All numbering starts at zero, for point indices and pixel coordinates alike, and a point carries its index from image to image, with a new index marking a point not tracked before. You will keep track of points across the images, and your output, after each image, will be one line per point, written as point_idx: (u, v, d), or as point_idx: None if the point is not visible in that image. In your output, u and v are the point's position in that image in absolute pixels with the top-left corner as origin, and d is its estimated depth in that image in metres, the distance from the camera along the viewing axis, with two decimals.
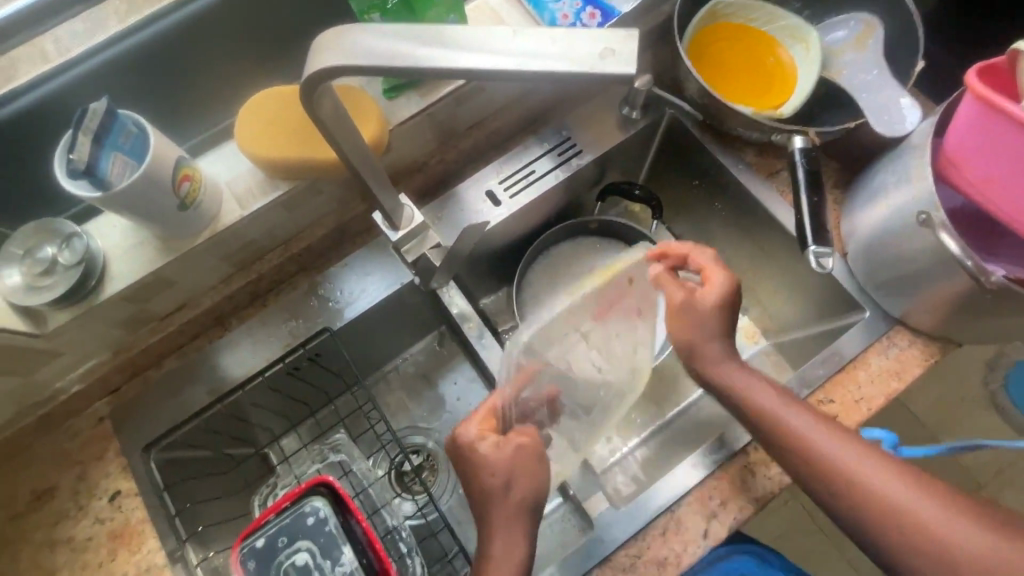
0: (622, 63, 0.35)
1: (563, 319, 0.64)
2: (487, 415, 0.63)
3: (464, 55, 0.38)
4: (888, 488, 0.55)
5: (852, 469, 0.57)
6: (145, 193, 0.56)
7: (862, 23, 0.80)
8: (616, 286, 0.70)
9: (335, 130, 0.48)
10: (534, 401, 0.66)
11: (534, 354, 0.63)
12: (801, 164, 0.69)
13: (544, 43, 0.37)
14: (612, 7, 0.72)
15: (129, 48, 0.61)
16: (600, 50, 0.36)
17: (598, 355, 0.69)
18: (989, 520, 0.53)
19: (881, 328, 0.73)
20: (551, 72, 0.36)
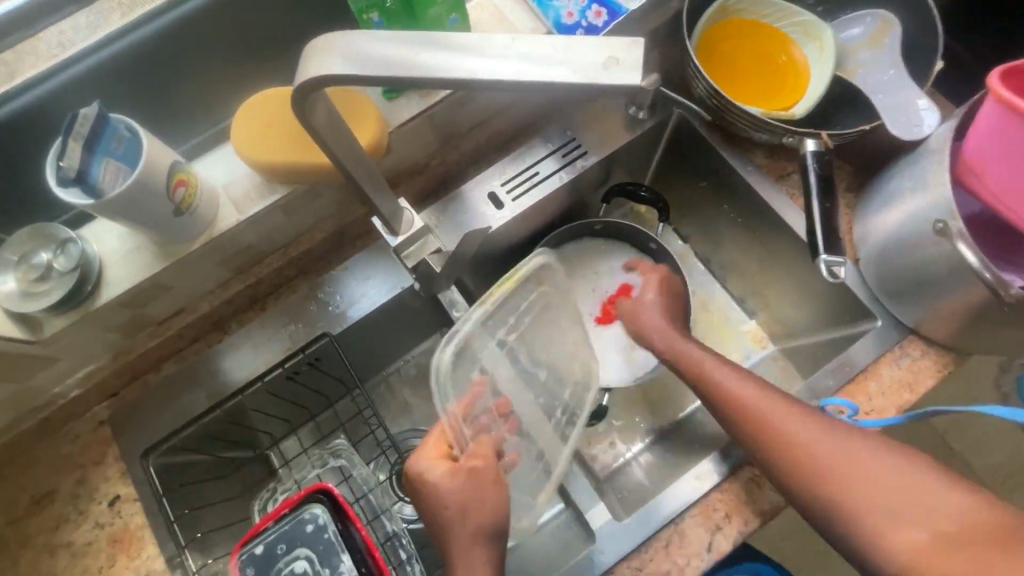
0: (627, 73, 0.33)
1: (486, 329, 0.59)
2: (439, 442, 0.59)
3: (461, 65, 0.36)
4: (818, 440, 0.56)
5: (780, 422, 0.59)
6: (138, 199, 0.54)
7: (878, 20, 0.76)
8: (528, 289, 0.62)
9: (329, 137, 0.46)
10: (485, 419, 0.61)
11: (465, 371, 0.57)
12: (813, 168, 0.67)
13: (545, 50, 0.35)
14: (619, 4, 0.70)
15: (127, 46, 0.60)
16: (603, 59, 0.34)
17: (536, 354, 0.66)
18: (924, 466, 0.53)
19: (893, 337, 0.71)
20: (552, 83, 0.34)
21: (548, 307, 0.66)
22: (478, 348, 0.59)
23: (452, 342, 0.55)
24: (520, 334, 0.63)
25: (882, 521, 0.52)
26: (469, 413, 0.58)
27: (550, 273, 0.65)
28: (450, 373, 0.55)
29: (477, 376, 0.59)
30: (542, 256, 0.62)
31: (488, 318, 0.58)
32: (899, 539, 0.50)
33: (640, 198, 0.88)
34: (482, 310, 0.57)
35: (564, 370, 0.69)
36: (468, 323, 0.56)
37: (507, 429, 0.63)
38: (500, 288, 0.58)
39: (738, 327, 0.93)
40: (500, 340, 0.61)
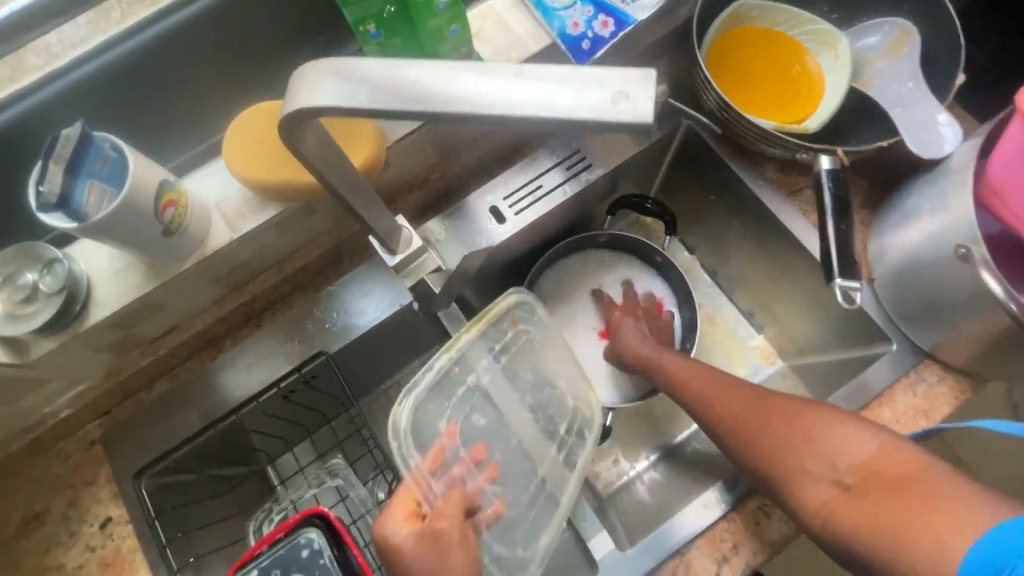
0: (638, 110, 0.31)
1: (452, 375, 0.58)
2: (407, 499, 0.52)
3: (459, 97, 0.34)
4: (743, 407, 0.63)
5: (712, 396, 0.66)
6: (124, 223, 0.52)
7: (896, 29, 0.74)
8: (501, 329, 0.63)
9: (320, 163, 0.44)
10: (457, 470, 0.57)
11: (431, 421, 0.56)
12: (828, 187, 0.64)
13: (550, 82, 0.32)
14: (625, 14, 0.67)
15: (117, 58, 0.57)
16: (613, 94, 0.31)
17: (515, 391, 0.65)
18: (842, 419, 0.58)
19: (908, 362, 0.68)
20: (558, 119, 0.32)
21: (526, 345, 0.66)
22: (445, 396, 0.58)
23: (412, 395, 0.54)
24: (490, 378, 0.63)
25: (802, 476, 0.57)
26: (438, 466, 0.55)
27: (526, 312, 0.65)
28: (412, 426, 0.54)
29: (445, 426, 0.58)
30: (513, 295, 0.63)
31: (457, 363, 0.58)
32: (816, 491, 0.56)
33: (646, 210, 0.85)
34: (449, 357, 0.57)
35: (558, 404, 0.67)
36: (433, 372, 0.56)
37: (485, 479, 0.60)
38: (469, 331, 0.58)
39: (745, 343, 0.92)
40: (472, 383, 0.61)
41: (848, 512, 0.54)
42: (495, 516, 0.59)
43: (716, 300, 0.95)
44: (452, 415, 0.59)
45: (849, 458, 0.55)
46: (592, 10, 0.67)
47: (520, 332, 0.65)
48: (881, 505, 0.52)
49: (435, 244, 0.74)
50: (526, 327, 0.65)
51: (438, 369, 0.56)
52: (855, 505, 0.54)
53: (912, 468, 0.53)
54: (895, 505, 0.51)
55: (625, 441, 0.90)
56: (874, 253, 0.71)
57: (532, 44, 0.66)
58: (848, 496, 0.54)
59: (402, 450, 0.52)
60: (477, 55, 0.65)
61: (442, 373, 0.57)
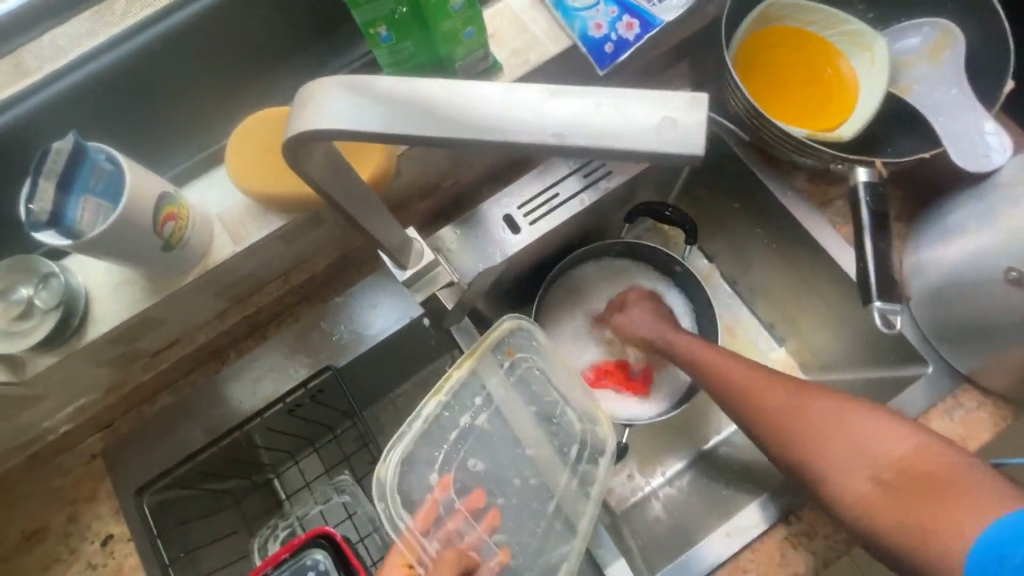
0: (687, 139, 0.28)
1: (443, 419, 0.60)
2: (400, 559, 0.55)
3: (485, 121, 0.30)
4: (777, 395, 0.61)
5: (742, 384, 0.64)
6: (121, 240, 0.50)
7: (937, 30, 0.69)
8: (495, 361, 0.63)
9: (328, 184, 0.40)
10: (452, 524, 0.59)
11: (422, 473, 0.59)
12: (865, 202, 0.61)
13: (588, 106, 0.29)
14: (652, 15, 0.63)
15: (115, 60, 0.54)
16: (659, 121, 0.28)
17: (518, 424, 0.64)
18: (879, 414, 0.56)
19: (946, 385, 0.65)
20: (597, 145, 0.29)
21: (526, 375, 0.65)
22: (436, 446, 0.60)
23: (397, 448, 0.57)
24: (486, 415, 0.63)
25: (832, 467, 0.55)
26: (430, 523, 0.58)
27: (524, 339, 0.64)
28: (400, 479, 0.58)
29: (436, 477, 0.60)
30: (508, 323, 0.62)
31: (445, 407, 0.60)
32: (846, 482, 0.54)
33: (665, 219, 0.82)
34: (436, 402, 0.59)
35: (567, 432, 0.65)
36: (421, 419, 0.58)
37: (484, 529, 0.61)
38: (459, 369, 0.59)
39: (766, 354, 0.88)
40: (466, 424, 0.62)
41: (881, 505, 0.52)
42: (498, 567, 0.59)
43: (736, 310, 0.91)
44: (445, 465, 0.61)
45: (882, 452, 0.54)
46: (616, 10, 0.63)
47: (517, 362, 0.64)
48: (915, 500, 0.50)
49: (447, 254, 0.70)
50: (524, 354, 0.65)
51: (427, 416, 0.59)
52: (886, 498, 0.52)
53: (949, 465, 0.51)
54: (930, 503, 0.50)
55: (640, 454, 0.86)
56: (912, 266, 0.66)
57: (550, 46, 0.62)
58: (879, 489, 0.53)
59: (388, 511, 0.56)
60: (492, 58, 0.61)
61: (431, 418, 0.59)
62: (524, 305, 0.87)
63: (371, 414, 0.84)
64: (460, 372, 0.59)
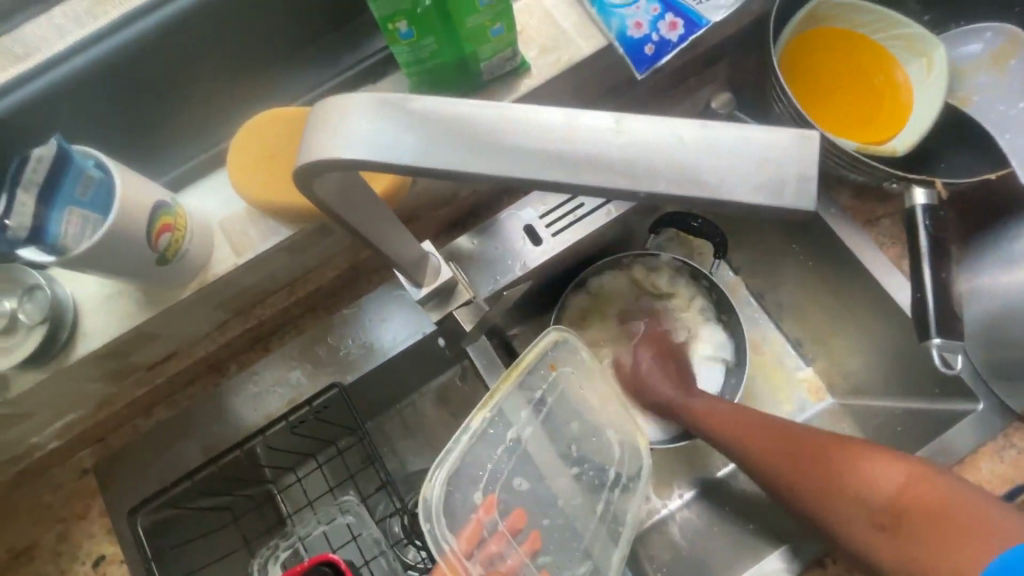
0: (787, 184, 0.25)
1: (487, 435, 0.54)
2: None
3: (547, 154, 0.27)
4: (770, 447, 0.62)
5: (737, 432, 0.65)
6: (113, 254, 0.45)
7: (1002, 36, 0.65)
8: (537, 376, 0.58)
9: (341, 207, 0.35)
10: (494, 546, 0.55)
11: (466, 493, 0.53)
12: (923, 224, 0.60)
13: (670, 141, 0.26)
14: (697, 15, 0.59)
15: (105, 52, 0.49)
16: (756, 161, 0.25)
17: (549, 444, 0.60)
18: (873, 454, 0.56)
19: (997, 424, 0.59)
20: (685, 183, 0.26)
21: (568, 389, 0.61)
22: (481, 463, 0.54)
23: (444, 466, 0.51)
24: (527, 433, 0.58)
25: (834, 515, 0.55)
26: (473, 545, 0.53)
27: (566, 352, 0.60)
28: (445, 500, 0.51)
29: (480, 498, 0.54)
30: (551, 336, 0.57)
31: (490, 423, 0.54)
32: (852, 529, 0.54)
33: (694, 230, 0.76)
34: (482, 420, 0.52)
35: (603, 453, 0.62)
36: (469, 434, 0.52)
37: (525, 552, 0.57)
38: (505, 384, 0.53)
39: (793, 375, 0.81)
40: (512, 438, 0.57)
41: (888, 550, 0.52)
42: None
43: (763, 327, 0.84)
44: (488, 484, 0.55)
45: (883, 492, 0.54)
46: (658, 8, 0.58)
47: (559, 375, 0.60)
48: (920, 541, 0.51)
49: (463, 267, 0.65)
50: (566, 368, 0.60)
51: (474, 431, 0.52)
52: (891, 542, 0.52)
53: (949, 497, 0.51)
54: (932, 544, 0.50)
55: (658, 474, 0.80)
56: (968, 292, 0.63)
57: (584, 45, 0.57)
58: (883, 533, 0.53)
59: (434, 532, 0.50)
60: (520, 57, 0.56)
61: (477, 435, 0.53)
62: (540, 319, 0.82)
63: (376, 425, 0.80)
64: (508, 383, 0.54)
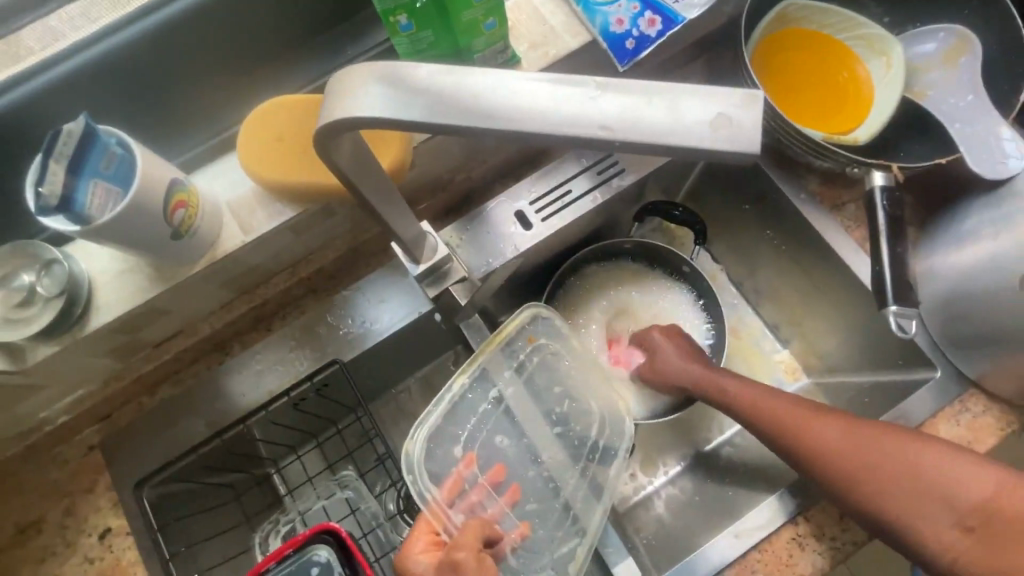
0: (742, 135, 0.29)
1: (467, 400, 0.62)
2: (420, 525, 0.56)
3: (539, 114, 0.31)
4: (845, 442, 0.58)
5: (787, 417, 0.62)
6: (132, 225, 0.48)
7: (953, 36, 0.70)
8: (516, 347, 0.65)
9: (357, 174, 0.39)
10: (475, 496, 0.60)
11: (449, 447, 0.61)
12: (881, 205, 0.65)
13: (641, 102, 0.30)
14: (674, 13, 0.63)
15: (126, 40, 0.53)
16: (713, 118, 0.29)
17: (531, 406, 0.65)
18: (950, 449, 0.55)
19: (954, 391, 0.65)
20: (654, 137, 0.30)
21: (545, 359, 0.67)
22: (461, 422, 0.62)
23: (424, 427, 0.58)
24: (507, 402, 0.64)
25: (910, 506, 0.55)
26: (454, 495, 0.59)
27: (544, 325, 0.66)
28: (425, 457, 0.59)
29: (461, 453, 0.61)
30: (528, 311, 0.64)
31: (468, 389, 0.62)
32: (921, 517, 0.54)
33: (674, 217, 0.80)
34: (461, 383, 0.61)
35: (584, 420, 0.66)
36: (447, 397, 0.60)
37: (506, 503, 0.62)
38: (484, 350, 0.62)
39: (769, 357, 0.85)
40: (494, 398, 0.63)
41: (978, 553, 0.52)
42: (519, 539, 0.60)
43: (740, 311, 0.88)
44: (470, 438, 0.62)
45: (960, 490, 0.54)
46: (638, 6, 0.63)
47: (538, 347, 0.66)
48: (994, 546, 0.52)
49: (457, 252, 0.69)
50: (544, 339, 0.66)
51: (454, 394, 0.61)
52: (970, 542, 0.53)
53: None
54: (1007, 547, 0.52)
55: (643, 451, 0.83)
56: (923, 273, 0.66)
57: (571, 40, 0.62)
58: (958, 533, 0.53)
59: (416, 484, 0.57)
60: (511, 50, 0.60)
61: (456, 399, 0.61)
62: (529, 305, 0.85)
63: (374, 409, 0.83)
64: (485, 351, 0.62)
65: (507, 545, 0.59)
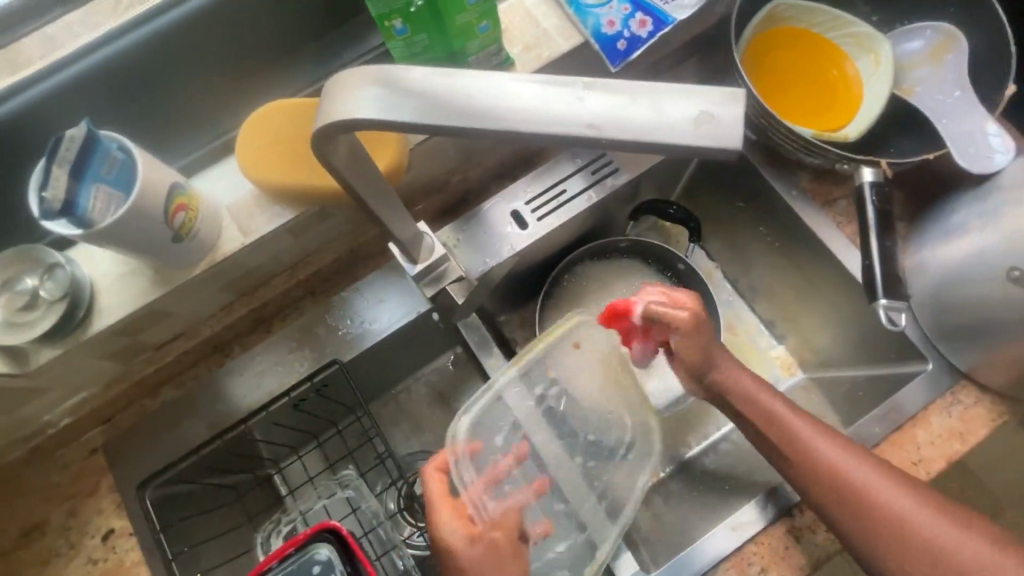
0: (724, 130, 0.30)
1: (513, 393, 0.63)
2: (444, 488, 0.56)
3: (528, 114, 0.32)
4: (922, 517, 0.53)
5: (807, 443, 0.57)
6: (133, 228, 0.49)
7: (941, 34, 0.71)
8: (562, 350, 0.68)
9: (353, 175, 0.40)
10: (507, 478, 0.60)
11: (491, 436, 0.61)
12: (870, 201, 0.65)
13: (627, 102, 0.31)
14: (664, 14, 0.64)
15: (124, 47, 0.54)
16: (696, 115, 0.30)
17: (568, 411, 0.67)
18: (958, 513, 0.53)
19: (945, 383, 0.65)
20: (639, 134, 0.30)
21: (586, 365, 0.69)
22: (506, 414, 0.63)
23: (471, 409, 0.60)
24: (550, 400, 0.66)
25: (899, 553, 0.53)
26: (488, 480, 0.59)
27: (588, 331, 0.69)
28: (470, 439, 0.60)
29: (502, 442, 0.62)
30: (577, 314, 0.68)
31: (516, 382, 0.63)
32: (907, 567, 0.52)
33: (669, 216, 0.82)
34: (509, 376, 0.63)
35: (617, 423, 0.68)
36: (495, 387, 0.62)
37: (532, 494, 0.61)
38: (532, 349, 0.65)
39: (765, 353, 0.86)
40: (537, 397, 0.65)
41: None
42: (541, 534, 0.61)
43: (738, 309, 0.88)
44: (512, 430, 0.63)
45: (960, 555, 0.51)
46: (629, 8, 0.64)
47: (580, 352, 0.69)
48: None
49: (454, 251, 0.70)
50: (586, 345, 0.69)
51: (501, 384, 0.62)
52: None
53: None
54: None
55: None
56: (913, 266, 0.67)
57: (564, 42, 0.63)
58: None
59: (458, 462, 0.57)
60: (505, 52, 0.61)
61: (504, 389, 0.62)
62: (526, 304, 0.86)
63: (374, 409, 0.84)
64: (537, 349, 0.65)
65: (531, 536, 0.60)
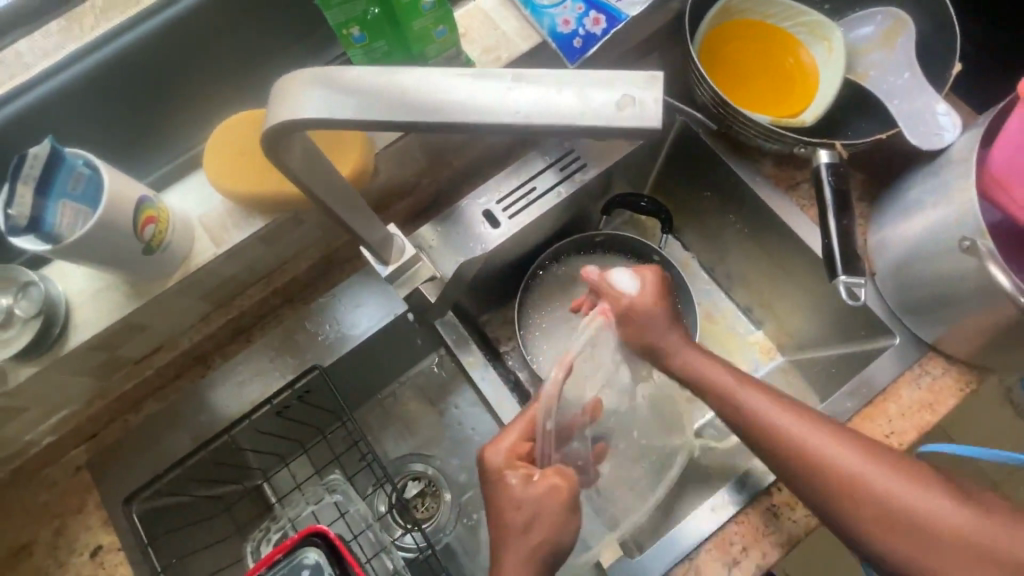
0: (647, 111, 0.31)
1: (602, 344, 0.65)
2: (522, 431, 0.58)
3: (462, 107, 0.33)
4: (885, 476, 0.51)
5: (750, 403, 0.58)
6: (102, 243, 0.50)
7: (891, 18, 0.73)
8: None
9: (309, 176, 0.41)
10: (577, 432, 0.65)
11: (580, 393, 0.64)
12: (828, 182, 0.67)
13: (553, 90, 0.32)
14: (618, 11, 0.66)
15: (88, 68, 0.55)
16: (620, 99, 0.32)
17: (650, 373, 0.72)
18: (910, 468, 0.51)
19: (913, 355, 0.67)
20: (567, 121, 0.32)
21: None
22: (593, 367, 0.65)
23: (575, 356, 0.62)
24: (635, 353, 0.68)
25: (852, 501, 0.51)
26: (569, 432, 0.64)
27: None
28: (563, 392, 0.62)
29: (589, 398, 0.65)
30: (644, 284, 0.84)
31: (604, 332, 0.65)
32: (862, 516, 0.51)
33: (641, 209, 0.83)
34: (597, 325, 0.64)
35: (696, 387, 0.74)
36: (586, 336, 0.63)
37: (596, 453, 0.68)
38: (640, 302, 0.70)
39: (744, 339, 0.87)
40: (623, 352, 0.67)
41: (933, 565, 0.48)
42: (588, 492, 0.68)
43: (715, 297, 0.90)
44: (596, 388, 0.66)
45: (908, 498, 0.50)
46: (583, 7, 0.66)
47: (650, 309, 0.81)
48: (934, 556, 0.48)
49: (428, 251, 0.71)
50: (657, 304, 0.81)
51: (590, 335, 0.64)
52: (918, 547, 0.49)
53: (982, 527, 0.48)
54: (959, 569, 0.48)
55: None
56: (878, 244, 0.69)
57: (522, 42, 0.65)
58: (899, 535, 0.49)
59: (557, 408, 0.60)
60: (464, 55, 0.63)
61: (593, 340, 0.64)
62: (506, 302, 0.87)
63: (359, 414, 0.84)
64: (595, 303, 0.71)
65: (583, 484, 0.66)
